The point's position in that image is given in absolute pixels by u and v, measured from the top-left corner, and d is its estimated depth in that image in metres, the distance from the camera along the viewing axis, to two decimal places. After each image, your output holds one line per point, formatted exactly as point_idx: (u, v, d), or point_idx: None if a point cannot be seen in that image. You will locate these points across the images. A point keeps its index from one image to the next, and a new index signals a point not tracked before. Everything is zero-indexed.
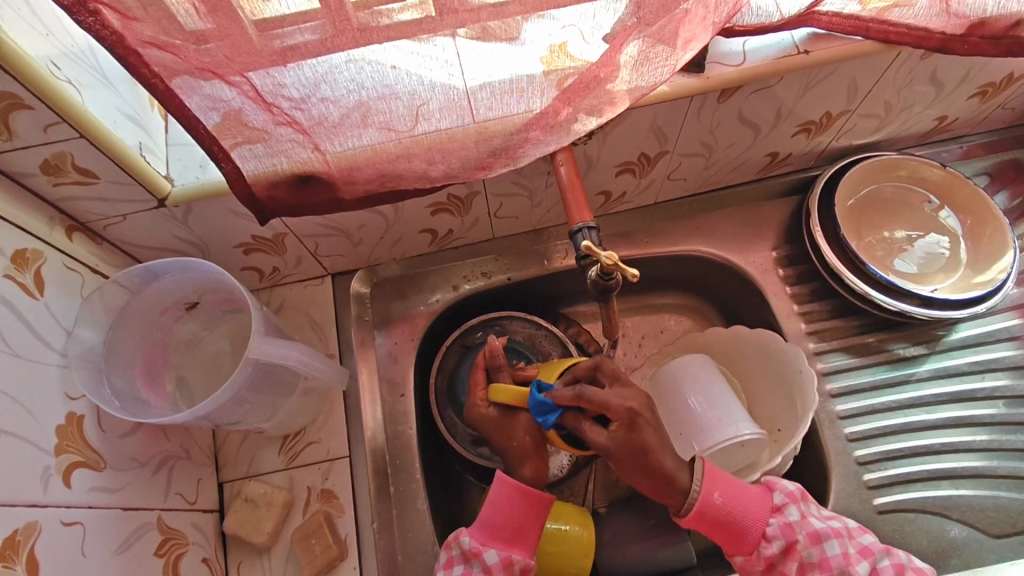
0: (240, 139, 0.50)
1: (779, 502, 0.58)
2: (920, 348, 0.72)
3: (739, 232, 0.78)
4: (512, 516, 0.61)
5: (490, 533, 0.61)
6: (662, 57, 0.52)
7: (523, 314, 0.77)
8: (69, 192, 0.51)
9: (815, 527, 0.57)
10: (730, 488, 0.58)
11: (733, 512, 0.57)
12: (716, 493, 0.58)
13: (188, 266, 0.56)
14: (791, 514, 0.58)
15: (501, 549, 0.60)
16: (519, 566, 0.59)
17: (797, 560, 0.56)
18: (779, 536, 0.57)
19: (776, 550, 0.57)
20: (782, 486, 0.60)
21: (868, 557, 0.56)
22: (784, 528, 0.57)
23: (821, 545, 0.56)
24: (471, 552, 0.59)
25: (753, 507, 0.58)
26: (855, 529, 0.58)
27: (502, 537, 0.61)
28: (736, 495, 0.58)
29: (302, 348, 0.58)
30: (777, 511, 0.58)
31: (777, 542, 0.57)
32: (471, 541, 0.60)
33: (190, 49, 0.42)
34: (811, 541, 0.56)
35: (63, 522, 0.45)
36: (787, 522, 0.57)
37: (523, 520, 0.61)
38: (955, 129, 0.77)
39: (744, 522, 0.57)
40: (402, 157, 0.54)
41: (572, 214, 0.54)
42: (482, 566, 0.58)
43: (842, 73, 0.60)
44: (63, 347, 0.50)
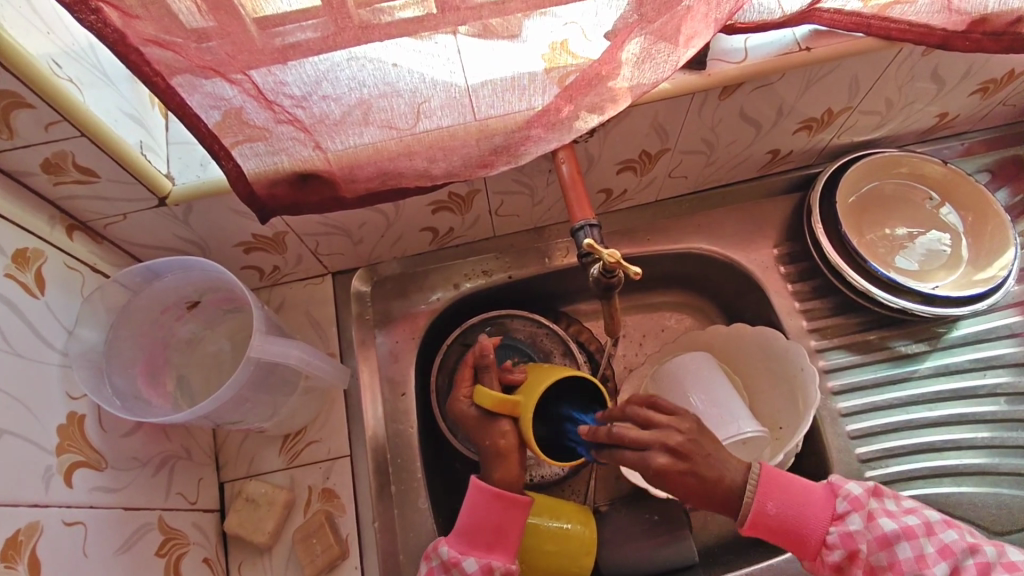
0: (241, 137, 0.50)
1: (842, 509, 0.56)
2: (921, 346, 0.72)
3: (740, 229, 0.78)
4: (488, 521, 0.62)
5: (468, 541, 0.61)
6: (664, 54, 0.51)
7: (524, 312, 0.77)
8: (69, 191, 0.51)
9: (883, 532, 0.54)
10: (788, 496, 0.56)
11: (793, 520, 0.55)
12: (768, 503, 0.55)
13: (189, 265, 0.55)
14: (855, 522, 0.55)
15: (480, 556, 0.60)
16: (500, 571, 0.60)
17: (864, 566, 0.54)
18: (840, 545, 0.55)
19: (839, 558, 0.55)
20: (845, 489, 0.57)
21: (947, 557, 0.53)
22: (844, 537, 0.54)
23: (890, 549, 0.54)
24: (451, 562, 0.59)
25: (812, 514, 0.55)
26: (936, 525, 0.55)
27: (480, 543, 0.61)
28: (793, 503, 0.56)
29: (303, 347, 0.58)
30: (839, 519, 0.55)
31: (839, 550, 0.55)
32: (450, 551, 0.60)
33: (191, 47, 0.42)
34: (878, 545, 0.54)
35: (65, 522, 0.45)
36: (847, 531, 0.55)
37: (499, 522, 0.62)
38: (956, 126, 0.77)
39: (805, 529, 0.55)
40: (403, 156, 0.54)
41: (574, 212, 0.54)
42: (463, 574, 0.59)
43: (844, 70, 0.60)
44: (64, 346, 0.49)
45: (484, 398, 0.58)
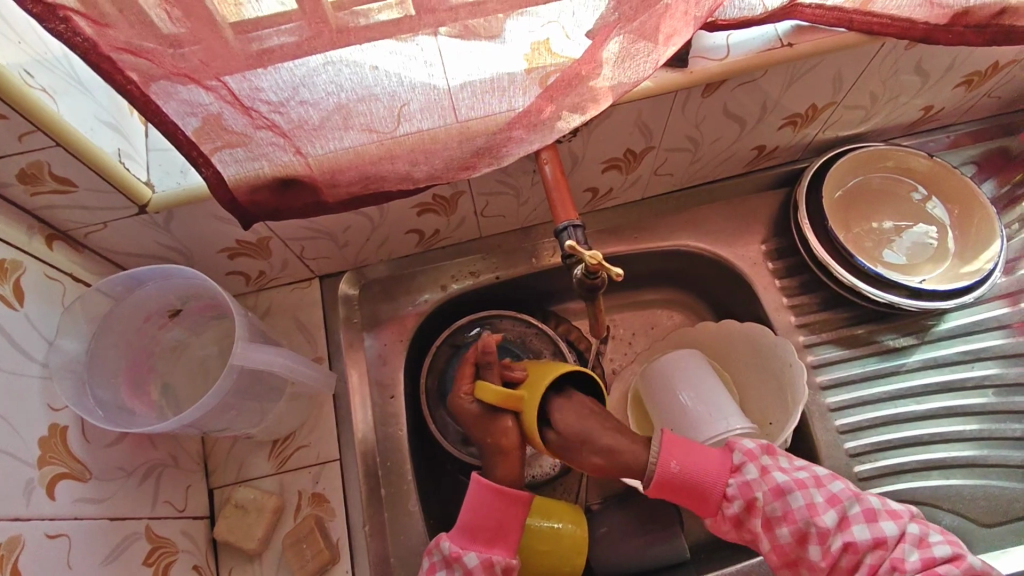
0: (220, 143, 0.49)
1: (738, 461, 0.58)
2: (909, 339, 0.72)
3: (728, 225, 0.78)
4: (490, 517, 0.61)
5: (470, 535, 0.60)
6: (644, 53, 0.51)
7: (513, 312, 0.77)
8: (47, 200, 0.51)
9: (777, 482, 0.56)
10: (690, 453, 0.58)
11: (694, 477, 0.57)
12: (671, 461, 0.58)
13: (171, 273, 0.55)
14: (749, 472, 0.58)
15: (481, 551, 0.59)
16: (501, 566, 0.58)
17: (761, 516, 0.56)
18: (738, 497, 0.57)
19: (738, 509, 0.57)
20: (741, 444, 0.60)
21: (836, 506, 0.55)
22: (741, 488, 0.57)
23: (784, 499, 0.56)
24: (451, 557, 0.58)
25: (709, 467, 0.58)
26: (826, 477, 0.57)
27: (482, 538, 0.60)
28: (695, 459, 0.58)
29: (287, 353, 0.57)
30: (736, 471, 0.58)
31: (737, 502, 0.57)
32: (451, 546, 0.59)
33: (164, 54, 0.42)
34: (772, 496, 0.56)
35: (48, 534, 0.44)
36: (745, 481, 0.57)
37: (502, 519, 0.61)
38: (942, 119, 0.77)
39: (705, 484, 0.57)
40: (384, 159, 0.54)
41: (557, 214, 0.54)
42: (464, 569, 0.58)
43: (827, 65, 0.60)
44: (44, 358, 0.49)
45: (487, 393, 0.61)
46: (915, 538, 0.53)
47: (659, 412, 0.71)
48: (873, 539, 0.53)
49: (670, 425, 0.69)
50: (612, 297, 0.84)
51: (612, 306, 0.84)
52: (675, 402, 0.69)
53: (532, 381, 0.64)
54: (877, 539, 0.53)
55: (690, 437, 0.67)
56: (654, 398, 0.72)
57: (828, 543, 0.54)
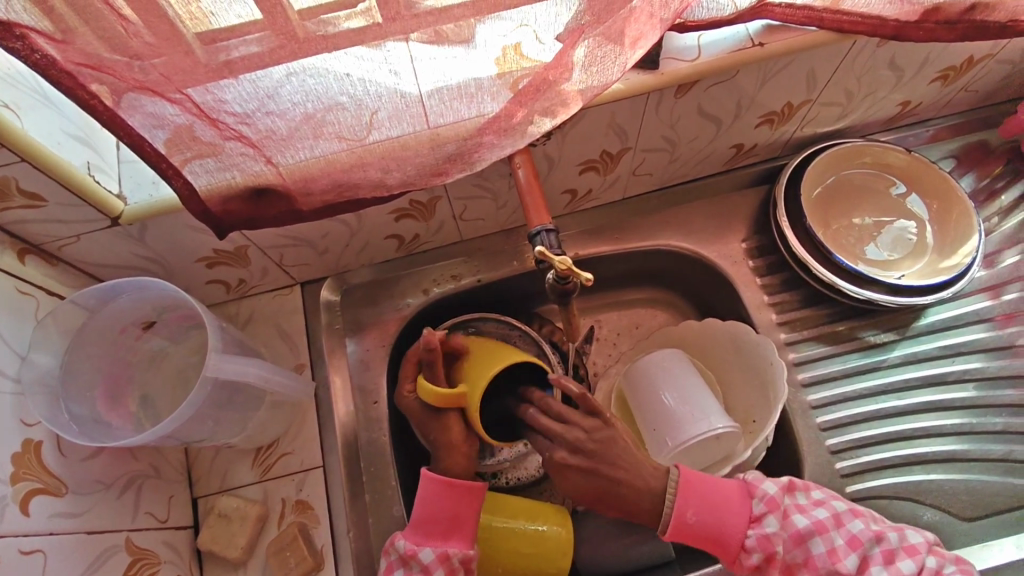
0: (190, 154, 0.49)
1: (758, 511, 0.57)
2: (890, 335, 0.72)
3: (709, 224, 0.78)
4: (442, 510, 0.60)
5: (424, 531, 0.60)
6: (611, 58, 0.51)
7: (496, 314, 0.76)
8: (18, 215, 0.50)
9: (796, 530, 0.56)
10: (705, 501, 0.57)
11: (711, 527, 0.56)
12: (688, 512, 0.57)
13: (144, 285, 0.55)
14: (770, 524, 0.56)
15: (436, 545, 0.59)
16: (459, 558, 0.58)
17: (781, 565, 0.56)
18: (757, 548, 0.56)
19: (757, 560, 0.56)
20: (761, 489, 0.58)
21: (857, 549, 0.55)
22: (761, 540, 0.56)
23: (804, 546, 0.56)
24: (407, 555, 0.58)
25: (729, 516, 0.57)
26: (844, 515, 0.57)
27: (436, 532, 0.60)
28: (710, 509, 0.57)
29: (261, 363, 0.57)
30: (756, 521, 0.57)
31: (756, 554, 0.56)
32: (406, 543, 0.59)
33: (126, 68, 0.42)
34: (794, 543, 0.56)
35: (21, 550, 0.45)
36: (764, 532, 0.56)
37: (455, 510, 0.61)
38: (920, 114, 0.77)
39: (724, 532, 0.56)
40: (356, 167, 0.54)
41: (531, 218, 0.54)
42: (421, 565, 0.58)
43: (799, 64, 0.60)
44: (16, 373, 0.49)
45: (426, 392, 0.59)
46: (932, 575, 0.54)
47: (643, 412, 0.70)
48: None
49: (653, 425, 0.69)
50: (596, 298, 0.84)
51: (597, 306, 0.84)
52: (658, 402, 0.69)
53: (474, 376, 0.62)
54: None
55: (673, 437, 0.67)
56: (637, 399, 0.72)
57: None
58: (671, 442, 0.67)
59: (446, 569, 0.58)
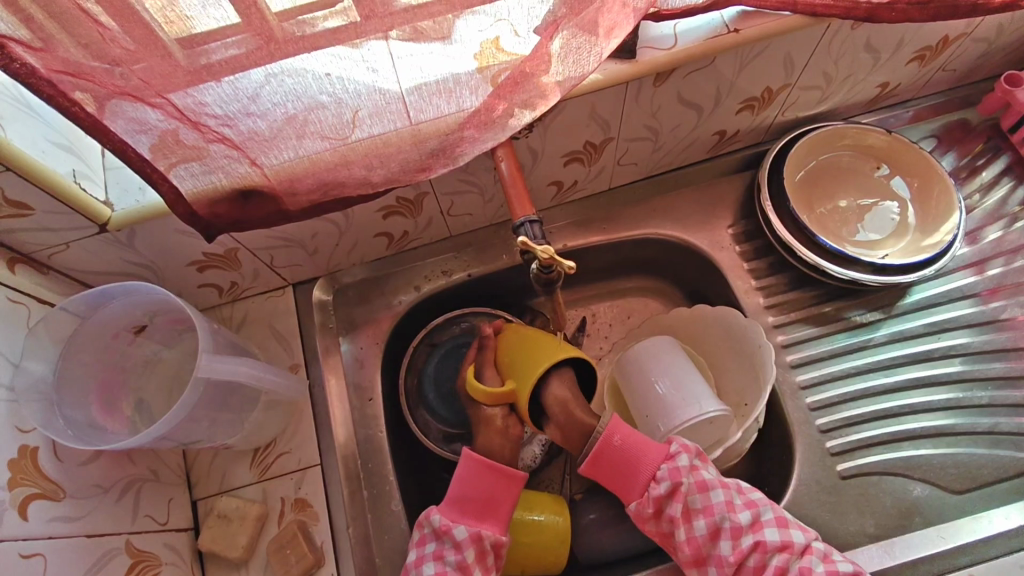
0: (175, 158, 0.50)
1: (674, 451, 0.60)
2: (877, 314, 0.73)
3: (695, 211, 0.79)
4: (481, 491, 0.61)
5: (460, 509, 0.61)
6: (587, 48, 0.52)
7: (486, 309, 0.78)
8: (7, 225, 0.51)
9: (703, 476, 0.58)
10: (631, 435, 0.61)
11: (628, 454, 0.60)
12: (615, 436, 0.60)
13: (134, 290, 0.55)
14: (682, 460, 0.59)
15: (471, 524, 0.60)
16: (490, 540, 0.59)
17: (682, 504, 0.57)
18: (667, 479, 0.58)
19: (663, 492, 0.58)
20: (680, 440, 0.62)
21: (752, 508, 0.57)
22: (671, 472, 0.58)
23: (706, 492, 0.57)
24: (441, 530, 0.59)
25: (645, 452, 0.60)
26: (746, 486, 0.59)
27: (472, 511, 0.61)
28: (636, 441, 0.60)
29: (253, 363, 0.58)
30: (670, 458, 0.60)
31: (664, 484, 0.58)
32: (441, 519, 0.60)
33: (107, 74, 0.42)
34: (697, 488, 0.58)
35: (22, 554, 0.45)
36: (675, 467, 0.59)
37: (491, 492, 0.61)
38: (901, 94, 0.78)
39: (637, 466, 0.59)
40: (340, 166, 0.54)
41: (515, 209, 0.54)
42: (453, 542, 0.59)
43: (777, 48, 0.61)
44: (11, 381, 0.49)
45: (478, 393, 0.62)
46: (821, 552, 0.54)
47: (636, 399, 0.71)
48: (782, 543, 0.54)
49: (646, 412, 0.70)
50: (587, 288, 0.84)
51: (589, 296, 0.84)
52: (650, 390, 0.70)
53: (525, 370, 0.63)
54: (786, 543, 0.54)
55: (665, 422, 0.68)
56: (630, 387, 0.72)
57: (740, 541, 0.55)
58: (663, 427, 0.67)
59: (477, 549, 0.59)
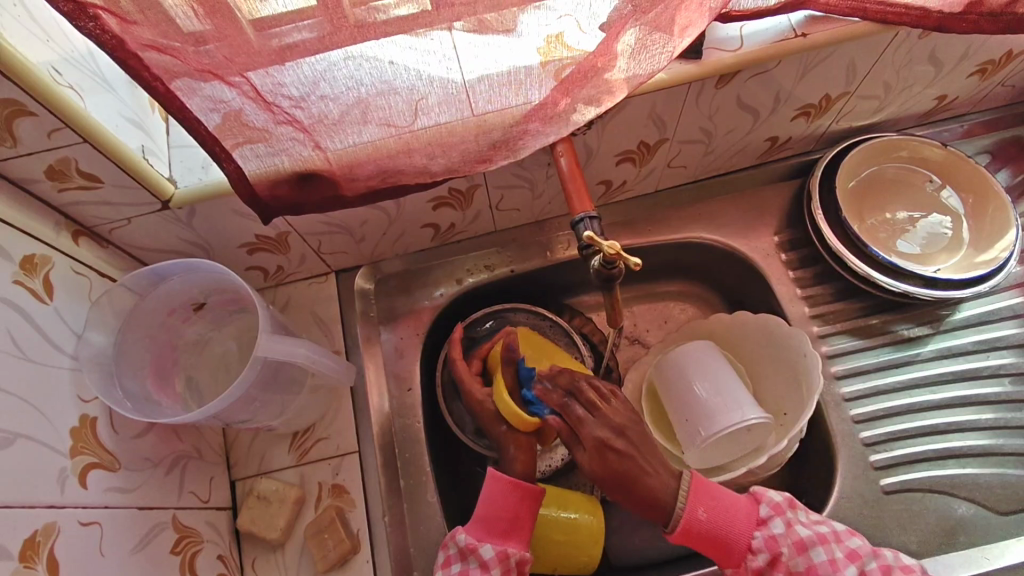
0: (241, 139, 0.50)
1: (765, 514, 0.58)
2: (924, 329, 0.72)
3: (741, 217, 0.78)
4: (504, 509, 0.60)
5: (486, 527, 0.60)
6: (659, 45, 0.52)
7: (527, 305, 0.76)
8: (75, 196, 0.52)
9: (800, 536, 0.56)
10: (716, 503, 0.58)
11: (717, 527, 0.57)
12: (699, 510, 0.57)
13: (194, 267, 0.56)
14: (777, 525, 0.57)
15: (497, 543, 0.59)
16: (516, 559, 0.59)
17: (785, 571, 0.56)
18: (764, 549, 0.56)
19: (763, 562, 0.56)
20: (767, 496, 0.59)
21: (856, 561, 0.55)
22: (767, 541, 0.56)
23: (807, 554, 0.55)
24: (468, 549, 0.58)
25: (735, 522, 0.57)
26: (844, 532, 0.57)
27: (497, 530, 0.60)
28: (721, 508, 0.58)
29: (309, 345, 0.59)
30: (762, 523, 0.58)
31: (762, 555, 0.56)
32: (467, 538, 0.59)
33: (190, 51, 0.43)
34: (796, 551, 0.55)
35: (81, 522, 0.46)
36: (771, 535, 0.56)
37: (517, 511, 0.60)
38: (956, 108, 0.77)
39: (729, 535, 0.57)
40: (402, 153, 0.54)
41: (573, 204, 0.55)
42: (479, 561, 0.58)
43: (841, 55, 0.60)
44: (74, 350, 0.51)
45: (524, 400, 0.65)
46: None
47: (674, 403, 0.70)
48: None
49: (685, 416, 0.69)
50: (626, 290, 0.84)
51: (628, 298, 0.84)
52: (690, 394, 0.69)
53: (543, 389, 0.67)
54: None
55: (705, 428, 0.67)
56: (668, 391, 0.71)
57: None
58: (703, 432, 0.66)
59: (503, 568, 0.58)
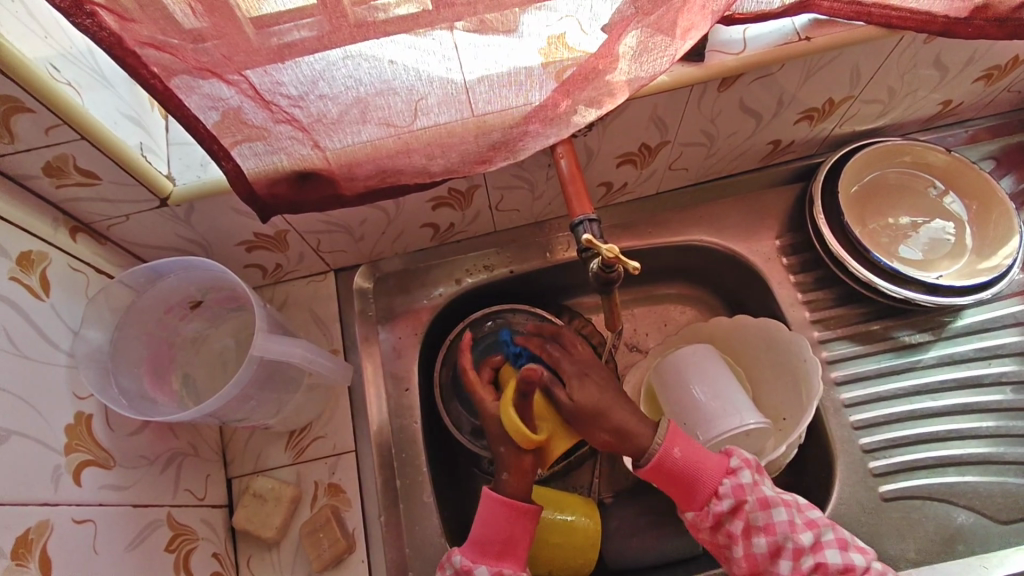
0: (240, 137, 0.50)
1: (734, 466, 0.58)
2: (926, 335, 0.72)
3: (742, 220, 0.78)
4: (498, 530, 0.59)
5: (480, 549, 0.58)
6: (661, 48, 0.52)
7: (527, 305, 0.76)
8: (72, 192, 0.51)
9: (765, 493, 0.56)
10: (691, 445, 0.58)
11: (689, 467, 0.57)
12: (675, 449, 0.57)
13: (191, 265, 0.56)
14: (745, 476, 0.57)
15: (492, 565, 0.57)
16: None
17: (744, 522, 0.56)
18: (730, 496, 0.56)
19: (725, 508, 0.56)
20: (739, 452, 0.60)
21: (813, 528, 0.55)
22: (735, 488, 0.56)
23: (769, 510, 0.56)
24: (462, 571, 0.57)
25: (707, 467, 0.57)
26: (805, 503, 0.57)
27: (492, 552, 0.58)
28: (696, 452, 0.58)
29: (306, 345, 0.58)
30: (732, 473, 0.57)
31: (727, 501, 0.56)
32: (462, 560, 0.58)
33: (188, 49, 0.42)
34: (759, 505, 0.56)
35: (75, 519, 0.46)
36: (739, 483, 0.57)
37: (511, 531, 0.59)
38: (961, 113, 0.76)
39: (698, 478, 0.57)
40: (401, 153, 0.54)
41: (572, 206, 0.54)
42: None
43: (845, 59, 0.60)
44: (70, 347, 0.51)
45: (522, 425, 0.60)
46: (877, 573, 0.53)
47: (672, 407, 0.70)
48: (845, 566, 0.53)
49: (683, 420, 0.68)
50: (626, 291, 0.84)
51: (628, 300, 0.84)
52: (688, 398, 0.68)
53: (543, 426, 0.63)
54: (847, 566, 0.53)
55: (703, 431, 0.66)
56: (666, 394, 0.71)
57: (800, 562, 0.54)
58: (701, 436, 0.66)
59: None
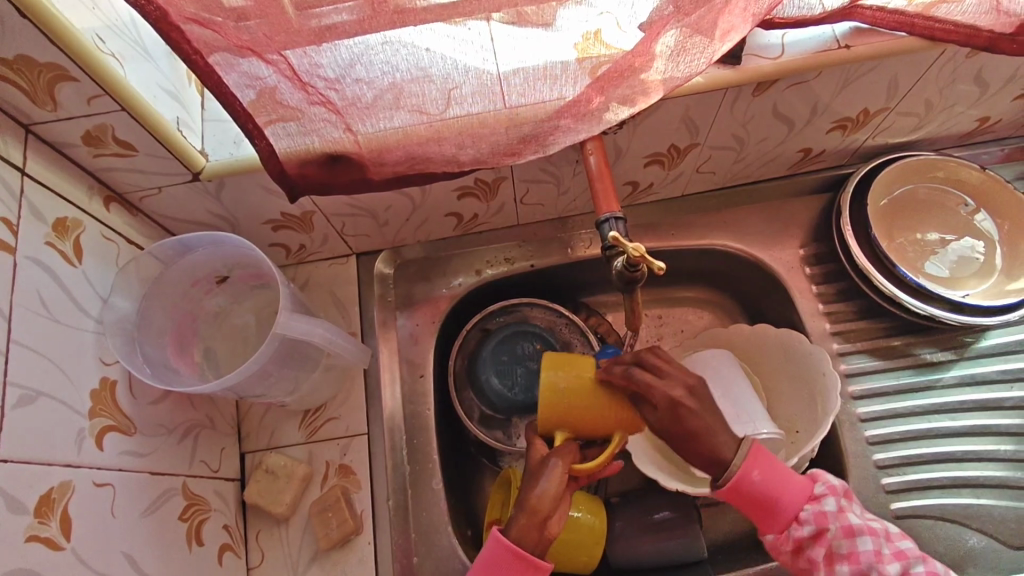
0: (274, 116, 0.50)
1: (819, 492, 0.56)
2: (948, 354, 0.71)
3: (767, 228, 0.77)
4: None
5: None
6: (699, 48, 0.51)
7: (544, 300, 0.76)
8: (107, 162, 0.52)
9: (850, 522, 0.54)
10: (773, 468, 0.55)
11: (768, 491, 0.54)
12: (754, 470, 0.54)
13: (219, 240, 0.57)
14: (829, 503, 0.55)
15: None
16: None
17: (826, 548, 0.54)
18: (811, 522, 0.54)
19: (807, 534, 0.54)
20: (825, 478, 0.58)
21: (901, 560, 0.54)
22: (817, 515, 0.54)
23: (854, 539, 0.54)
24: None
25: (788, 491, 0.55)
26: (895, 534, 0.56)
27: None
28: (777, 476, 0.55)
29: (327, 325, 0.59)
30: (814, 499, 0.55)
31: (809, 527, 0.54)
32: None
33: (231, 26, 0.43)
34: (843, 534, 0.54)
35: (95, 482, 0.47)
36: (822, 510, 0.55)
37: None
38: (998, 131, 0.75)
39: (779, 502, 0.54)
40: (432, 141, 0.54)
41: (599, 204, 0.54)
42: None
43: (882, 71, 0.59)
44: (99, 314, 0.52)
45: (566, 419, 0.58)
46: None
47: None
48: None
49: None
50: (644, 292, 0.83)
51: (647, 301, 0.84)
52: None
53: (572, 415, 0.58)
54: None
55: None
56: None
57: None
58: None
59: None
